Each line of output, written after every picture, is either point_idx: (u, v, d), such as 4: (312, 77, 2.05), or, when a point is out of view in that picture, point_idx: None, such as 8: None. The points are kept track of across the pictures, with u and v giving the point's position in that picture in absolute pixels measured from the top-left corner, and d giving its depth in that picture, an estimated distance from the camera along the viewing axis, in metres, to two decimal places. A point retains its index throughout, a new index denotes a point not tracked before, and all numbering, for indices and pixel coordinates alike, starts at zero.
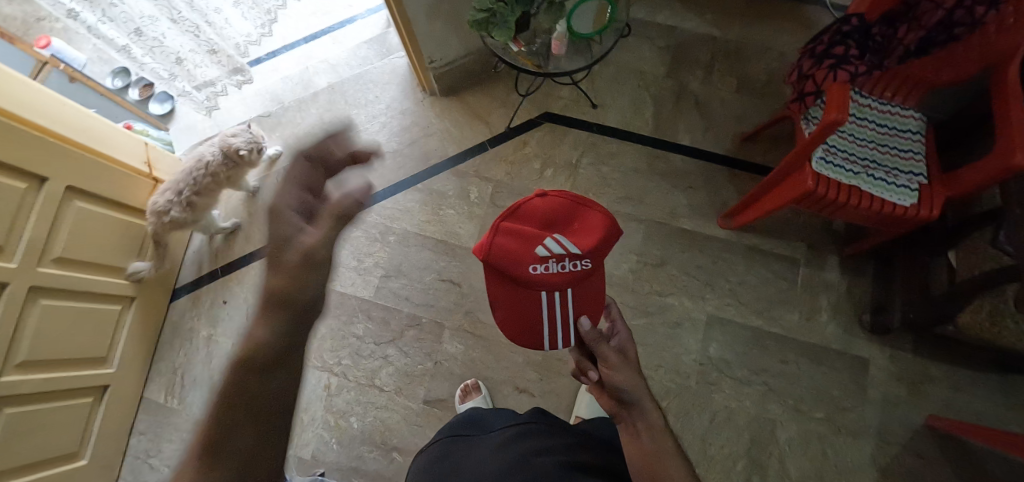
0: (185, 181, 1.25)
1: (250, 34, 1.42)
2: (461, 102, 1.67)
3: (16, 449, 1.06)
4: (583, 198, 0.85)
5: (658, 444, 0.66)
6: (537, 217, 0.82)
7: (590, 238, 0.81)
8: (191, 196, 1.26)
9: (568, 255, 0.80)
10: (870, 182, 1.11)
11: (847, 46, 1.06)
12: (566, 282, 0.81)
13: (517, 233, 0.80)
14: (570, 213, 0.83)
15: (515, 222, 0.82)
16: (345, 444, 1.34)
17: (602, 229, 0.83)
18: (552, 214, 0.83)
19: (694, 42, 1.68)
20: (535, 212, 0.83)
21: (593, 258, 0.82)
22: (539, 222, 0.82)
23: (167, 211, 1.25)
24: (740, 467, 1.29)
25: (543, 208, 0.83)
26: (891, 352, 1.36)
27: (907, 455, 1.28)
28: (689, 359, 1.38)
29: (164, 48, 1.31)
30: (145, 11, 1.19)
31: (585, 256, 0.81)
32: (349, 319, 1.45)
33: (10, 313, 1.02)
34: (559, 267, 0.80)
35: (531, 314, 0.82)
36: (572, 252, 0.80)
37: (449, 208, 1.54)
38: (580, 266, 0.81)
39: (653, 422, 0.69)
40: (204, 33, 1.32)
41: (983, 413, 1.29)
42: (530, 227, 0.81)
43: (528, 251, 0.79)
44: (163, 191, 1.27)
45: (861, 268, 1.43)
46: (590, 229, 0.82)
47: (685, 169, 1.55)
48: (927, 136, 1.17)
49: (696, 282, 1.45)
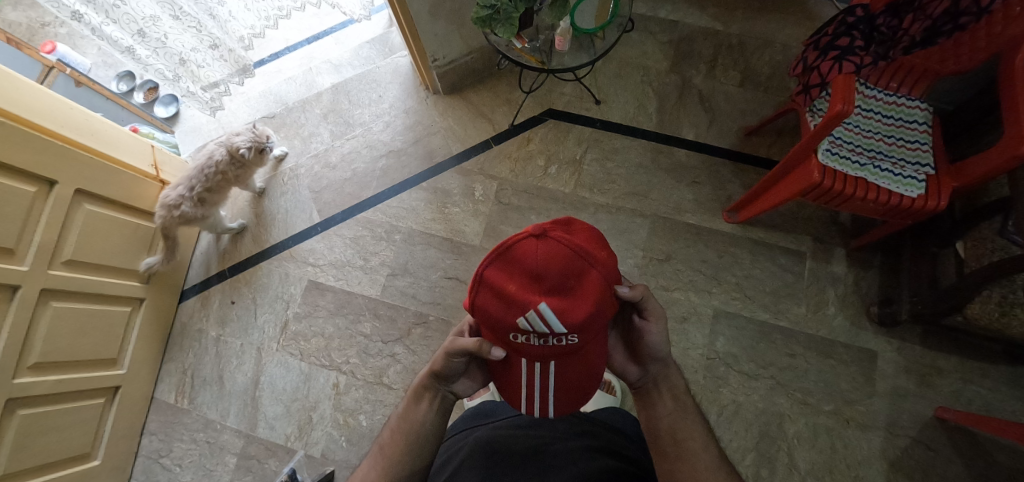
0: (197, 178, 1.27)
1: (255, 26, 1.43)
2: (464, 100, 1.67)
3: (30, 449, 1.07)
4: (587, 254, 0.68)
5: (680, 405, 0.82)
6: (526, 269, 0.68)
7: (583, 312, 0.67)
8: (203, 192, 1.28)
9: (552, 330, 0.68)
10: (876, 174, 1.11)
11: (852, 37, 1.05)
12: (547, 355, 0.71)
13: (499, 291, 0.69)
14: (566, 269, 0.67)
15: (501, 271, 0.69)
16: (355, 442, 1.35)
17: (598, 298, 0.68)
18: (545, 270, 0.67)
19: (697, 36, 1.68)
20: (524, 261, 0.68)
21: (585, 334, 0.69)
22: (525, 280, 0.68)
23: (178, 205, 1.25)
24: (750, 461, 1.29)
25: (533, 262, 0.67)
26: (898, 344, 1.35)
27: (917, 447, 1.27)
28: (696, 353, 1.38)
29: (168, 47, 1.31)
30: (149, 11, 1.20)
31: (571, 334, 0.68)
32: (357, 318, 1.46)
33: (21, 315, 1.03)
34: (540, 340, 0.70)
35: (510, 375, 0.77)
36: (556, 329, 0.68)
37: (454, 206, 1.55)
38: (566, 341, 0.70)
39: (677, 384, 0.83)
40: (207, 29, 1.33)
41: (992, 403, 1.29)
42: (514, 286, 0.68)
43: (509, 318, 0.69)
44: (174, 186, 1.28)
45: (868, 260, 1.43)
46: (583, 301, 0.67)
47: (689, 164, 1.55)
48: (933, 127, 1.16)
49: (701, 276, 1.45)
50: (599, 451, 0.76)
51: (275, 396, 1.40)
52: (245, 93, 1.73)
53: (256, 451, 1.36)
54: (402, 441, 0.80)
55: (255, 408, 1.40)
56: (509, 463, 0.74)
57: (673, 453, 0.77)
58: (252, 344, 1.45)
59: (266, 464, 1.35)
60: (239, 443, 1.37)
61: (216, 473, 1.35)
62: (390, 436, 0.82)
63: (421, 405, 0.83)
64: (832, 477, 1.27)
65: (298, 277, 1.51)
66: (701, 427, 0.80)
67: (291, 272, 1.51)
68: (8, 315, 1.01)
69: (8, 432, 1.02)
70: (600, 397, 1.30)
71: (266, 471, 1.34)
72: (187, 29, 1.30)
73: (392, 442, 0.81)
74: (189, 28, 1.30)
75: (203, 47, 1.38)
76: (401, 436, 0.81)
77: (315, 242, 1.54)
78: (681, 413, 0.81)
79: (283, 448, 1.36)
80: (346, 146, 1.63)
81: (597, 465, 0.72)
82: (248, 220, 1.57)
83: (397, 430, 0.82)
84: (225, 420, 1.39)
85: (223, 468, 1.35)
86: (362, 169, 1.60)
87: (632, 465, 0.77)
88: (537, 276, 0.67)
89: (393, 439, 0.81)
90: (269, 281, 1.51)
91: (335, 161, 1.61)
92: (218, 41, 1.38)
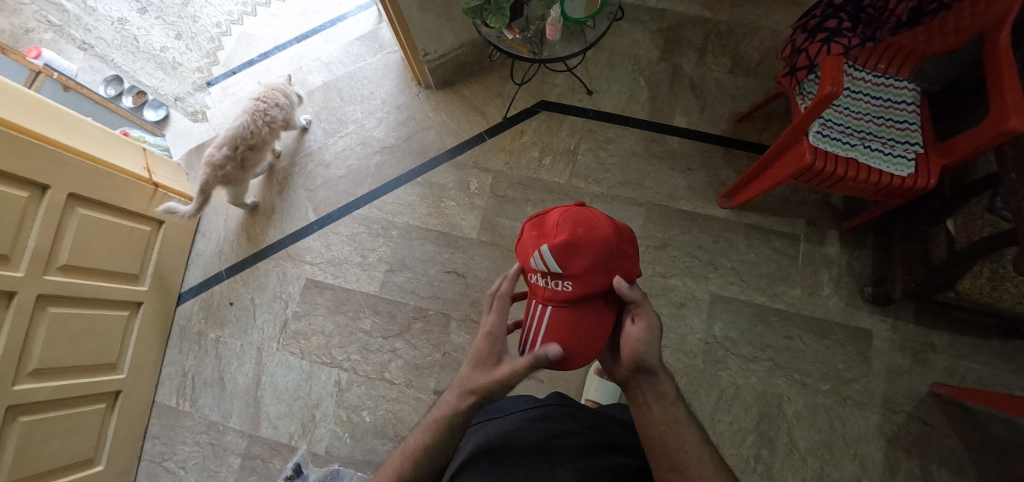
0: (241, 136, 1.30)
1: (232, 12, 1.42)
2: (456, 94, 1.67)
3: (34, 455, 1.07)
4: (604, 218, 0.74)
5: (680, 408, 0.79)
6: (550, 221, 0.76)
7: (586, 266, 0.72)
8: (246, 150, 1.31)
9: (551, 269, 0.73)
10: (867, 154, 1.12)
11: (840, 19, 1.04)
12: (546, 297, 0.76)
13: (530, 238, 0.79)
14: (581, 221, 0.73)
15: (535, 226, 0.80)
16: (359, 438, 1.35)
17: (600, 251, 0.71)
18: (563, 219, 0.74)
19: (686, 24, 1.68)
20: (552, 215, 0.77)
21: (581, 281, 0.72)
22: (546, 230, 0.76)
23: (223, 164, 1.29)
24: (749, 442, 1.30)
25: (557, 216, 0.76)
26: (893, 322, 1.37)
27: (913, 423, 1.30)
28: (695, 338, 1.39)
29: (141, 48, 1.30)
30: (117, 12, 1.20)
31: (565, 277, 0.72)
32: (357, 315, 1.46)
33: (19, 322, 1.03)
34: (544, 280, 0.76)
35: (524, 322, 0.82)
36: (554, 270, 0.73)
37: (450, 200, 1.55)
38: (562, 286, 0.73)
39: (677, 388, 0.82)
40: (172, 17, 1.29)
41: (984, 378, 1.31)
42: (538, 234, 0.77)
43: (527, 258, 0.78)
44: (219, 147, 1.30)
45: (860, 241, 1.45)
46: (583, 249, 0.71)
47: (682, 151, 1.56)
48: (921, 107, 1.18)
49: (697, 262, 1.46)
50: (612, 449, 0.78)
51: (276, 395, 1.40)
52: (236, 94, 1.73)
53: (259, 450, 1.36)
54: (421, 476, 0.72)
55: (258, 408, 1.40)
56: (525, 462, 0.73)
57: (666, 463, 0.71)
58: (252, 345, 1.45)
59: (270, 463, 1.35)
60: (242, 443, 1.37)
61: (220, 474, 1.35)
62: (409, 470, 0.74)
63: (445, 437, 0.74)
64: (831, 456, 1.29)
65: (296, 276, 1.50)
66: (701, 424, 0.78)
67: (289, 271, 1.51)
68: (6, 322, 1.01)
69: (9, 441, 1.02)
70: (601, 385, 1.33)
71: (271, 470, 1.34)
72: (155, 22, 1.28)
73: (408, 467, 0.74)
74: (156, 20, 1.27)
75: (172, 43, 1.34)
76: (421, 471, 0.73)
77: (311, 241, 1.53)
78: None
79: (286, 447, 1.36)
80: (340, 144, 1.63)
81: (612, 465, 0.74)
82: (244, 218, 1.57)
83: (416, 464, 0.74)
84: (228, 421, 1.39)
85: (227, 469, 1.35)
86: (356, 165, 1.60)
87: (642, 459, 0.80)
88: (553, 225, 0.75)
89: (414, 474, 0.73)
90: (268, 281, 1.50)
91: (330, 159, 1.61)
92: (183, 30, 1.34)
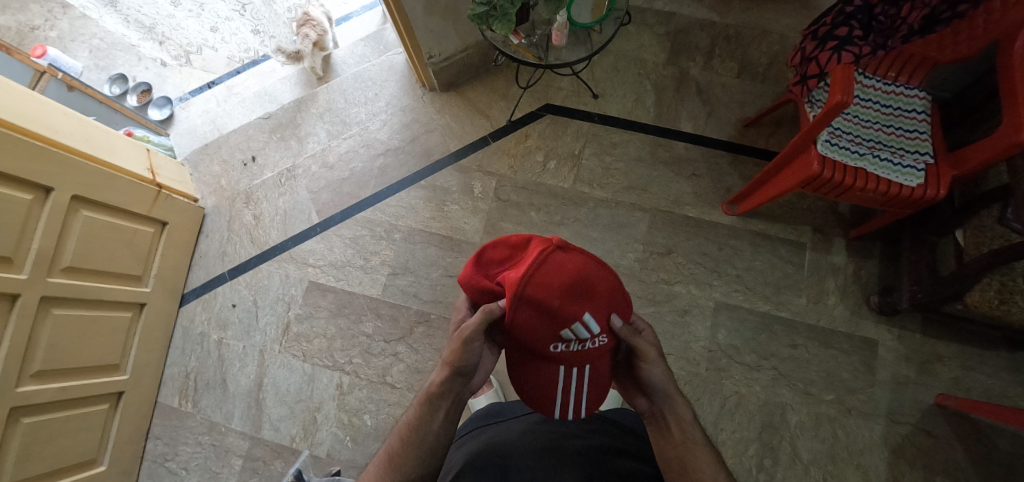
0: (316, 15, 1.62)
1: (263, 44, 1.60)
2: (460, 96, 1.66)
3: (35, 458, 1.08)
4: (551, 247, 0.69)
5: (686, 436, 0.77)
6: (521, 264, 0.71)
7: (546, 340, 0.69)
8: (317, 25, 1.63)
9: (575, 334, 0.69)
10: (876, 164, 1.10)
11: (851, 27, 1.03)
12: (582, 359, 0.72)
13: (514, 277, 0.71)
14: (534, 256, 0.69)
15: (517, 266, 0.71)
16: (359, 441, 1.35)
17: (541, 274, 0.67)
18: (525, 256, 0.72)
19: (694, 28, 1.66)
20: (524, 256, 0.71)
21: (567, 332, 0.68)
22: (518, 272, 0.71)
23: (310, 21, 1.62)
24: (752, 451, 1.30)
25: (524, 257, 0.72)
26: (899, 332, 1.36)
27: (918, 434, 1.28)
28: (698, 346, 1.38)
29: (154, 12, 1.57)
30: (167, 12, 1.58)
31: (566, 328, 0.68)
32: (359, 318, 1.46)
33: (22, 325, 1.03)
34: (567, 340, 0.69)
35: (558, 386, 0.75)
36: (591, 333, 0.69)
37: (453, 204, 1.54)
38: (593, 343, 0.71)
39: (682, 414, 0.79)
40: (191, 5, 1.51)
41: (991, 390, 1.30)
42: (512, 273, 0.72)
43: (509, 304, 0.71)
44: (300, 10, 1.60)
45: (868, 249, 1.43)
46: (548, 277, 0.67)
47: (688, 157, 1.54)
48: (932, 115, 1.16)
49: (702, 269, 1.45)
50: (617, 452, 0.79)
51: (278, 398, 1.40)
52: (240, 93, 1.75)
53: (261, 452, 1.36)
54: (412, 456, 0.73)
55: (260, 410, 1.40)
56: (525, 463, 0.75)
57: None
58: (255, 347, 1.45)
59: (273, 465, 1.35)
60: (244, 445, 1.37)
61: (222, 475, 1.35)
62: (401, 449, 0.75)
63: (434, 418, 0.76)
64: (835, 466, 1.28)
65: (298, 279, 1.50)
66: (710, 448, 0.77)
67: (292, 273, 1.51)
68: (8, 326, 1.01)
69: (13, 442, 1.03)
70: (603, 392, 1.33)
71: (272, 472, 1.34)
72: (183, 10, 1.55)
73: (403, 455, 0.74)
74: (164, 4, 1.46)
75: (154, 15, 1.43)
76: (413, 450, 0.74)
77: (314, 243, 1.53)
78: (692, 441, 0.77)
79: (288, 449, 1.36)
80: (343, 146, 1.62)
81: (619, 469, 0.75)
82: (248, 220, 1.57)
83: (407, 442, 0.75)
84: (230, 423, 1.39)
85: (229, 470, 1.35)
86: (360, 168, 1.59)
87: (647, 463, 0.81)
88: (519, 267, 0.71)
89: (405, 452, 0.75)
90: (270, 283, 1.50)
91: (333, 161, 1.60)
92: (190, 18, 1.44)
